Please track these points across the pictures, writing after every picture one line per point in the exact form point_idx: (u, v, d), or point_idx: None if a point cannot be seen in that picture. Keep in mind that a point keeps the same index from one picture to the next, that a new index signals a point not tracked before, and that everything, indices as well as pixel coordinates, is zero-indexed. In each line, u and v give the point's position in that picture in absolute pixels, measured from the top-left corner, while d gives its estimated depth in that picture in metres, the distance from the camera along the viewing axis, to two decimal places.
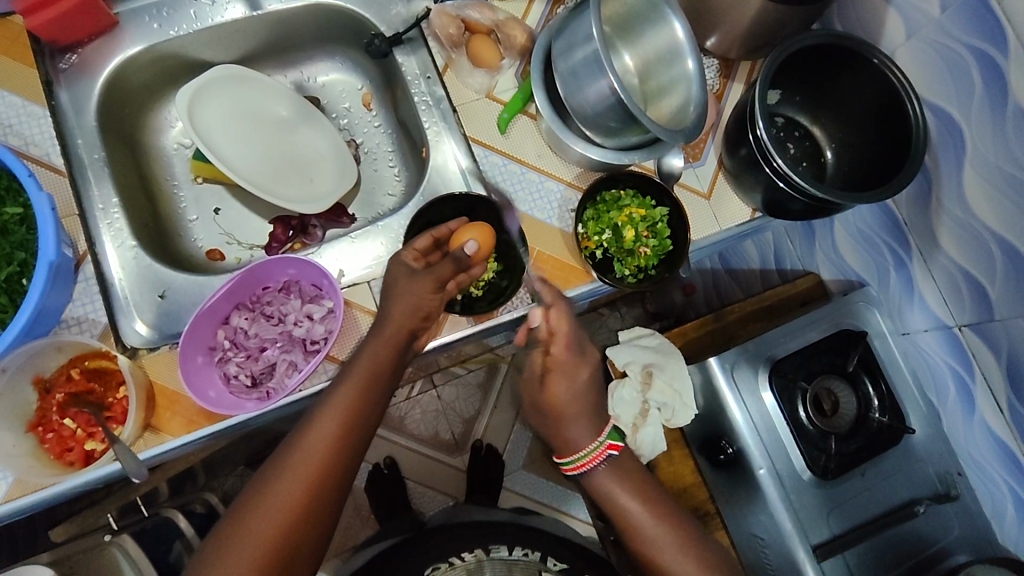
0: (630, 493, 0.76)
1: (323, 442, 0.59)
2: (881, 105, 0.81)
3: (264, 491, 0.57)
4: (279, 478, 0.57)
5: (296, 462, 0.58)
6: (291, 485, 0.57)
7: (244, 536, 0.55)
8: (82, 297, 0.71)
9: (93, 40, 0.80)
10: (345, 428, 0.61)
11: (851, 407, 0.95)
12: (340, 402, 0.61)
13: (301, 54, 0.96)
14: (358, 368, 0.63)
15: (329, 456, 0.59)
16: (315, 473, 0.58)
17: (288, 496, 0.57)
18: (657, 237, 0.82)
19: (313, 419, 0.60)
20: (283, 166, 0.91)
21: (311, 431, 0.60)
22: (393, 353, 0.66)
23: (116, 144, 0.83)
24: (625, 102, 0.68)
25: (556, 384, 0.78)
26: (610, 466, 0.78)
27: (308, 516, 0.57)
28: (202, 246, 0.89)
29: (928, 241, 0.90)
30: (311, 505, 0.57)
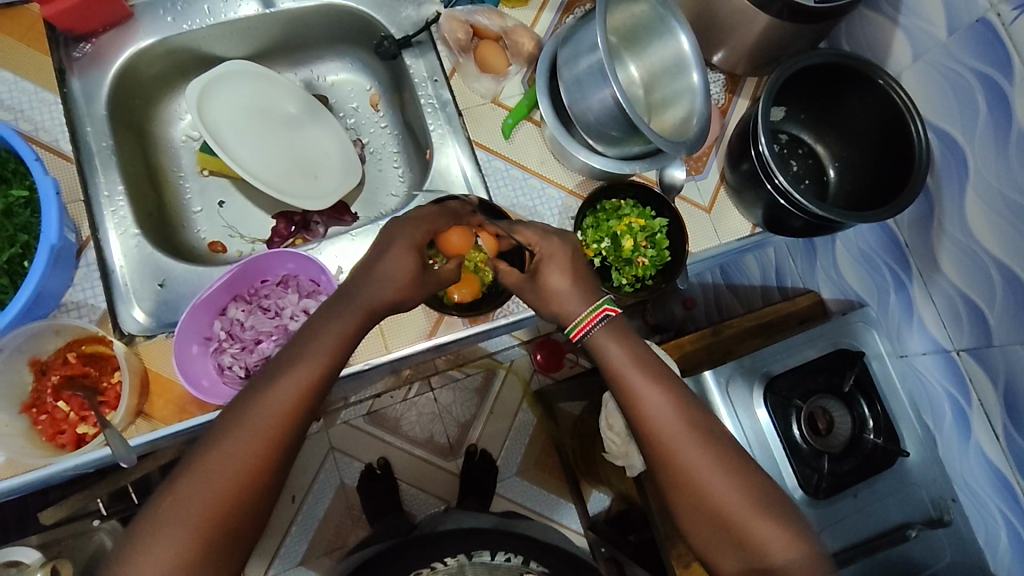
0: (626, 353, 0.67)
1: (279, 409, 0.56)
2: (884, 124, 0.81)
3: (198, 473, 0.53)
4: (227, 444, 0.54)
5: (246, 428, 0.55)
6: (232, 466, 0.53)
7: (172, 521, 0.51)
8: (83, 282, 0.72)
9: (107, 30, 0.82)
10: (292, 412, 0.57)
11: (845, 426, 0.95)
12: (287, 384, 0.57)
13: (312, 53, 0.97)
14: (315, 349, 0.60)
15: (284, 427, 0.56)
16: (255, 459, 0.54)
17: (238, 465, 0.54)
18: (656, 247, 0.82)
19: (259, 398, 0.56)
20: (288, 161, 0.92)
21: (253, 412, 0.56)
22: (351, 340, 0.62)
23: (124, 133, 0.84)
24: (628, 112, 0.68)
25: (551, 273, 0.69)
26: (607, 327, 0.68)
27: (250, 494, 0.54)
28: (205, 237, 0.90)
29: (929, 264, 0.90)
30: (262, 475, 0.54)
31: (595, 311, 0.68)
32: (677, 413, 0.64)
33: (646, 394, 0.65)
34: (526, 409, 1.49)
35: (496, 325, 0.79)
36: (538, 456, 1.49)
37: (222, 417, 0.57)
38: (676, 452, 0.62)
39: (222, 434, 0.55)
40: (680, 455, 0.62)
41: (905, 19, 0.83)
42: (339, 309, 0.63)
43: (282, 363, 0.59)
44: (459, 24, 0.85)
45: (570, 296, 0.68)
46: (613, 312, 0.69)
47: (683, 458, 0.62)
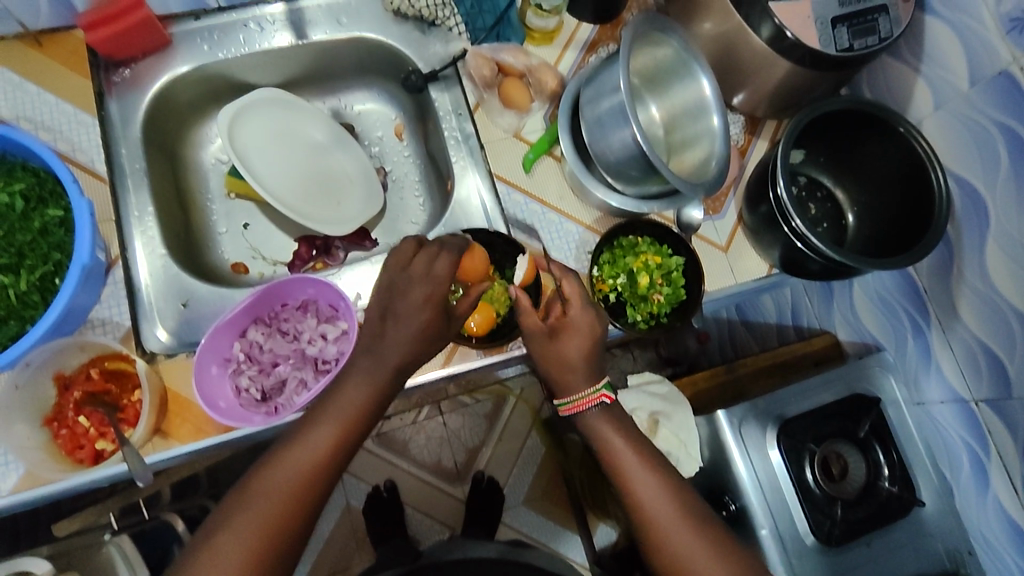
0: (619, 434, 0.69)
1: (321, 446, 0.61)
2: (904, 171, 0.81)
3: (243, 507, 0.57)
4: (273, 475, 0.59)
5: (291, 463, 0.60)
6: (275, 496, 0.58)
7: (224, 545, 0.55)
8: (110, 300, 0.74)
9: (147, 57, 0.85)
10: (309, 473, 0.60)
11: (860, 473, 0.94)
12: (306, 445, 0.61)
13: (340, 83, 0.99)
14: (337, 404, 0.63)
15: (325, 463, 0.61)
16: (292, 497, 0.58)
17: (281, 496, 0.58)
18: (672, 285, 0.81)
19: (301, 437, 0.61)
20: (313, 187, 0.94)
21: (274, 474, 0.59)
22: (377, 395, 0.65)
23: (156, 155, 0.87)
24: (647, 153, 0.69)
25: (566, 340, 0.70)
26: (603, 412, 0.70)
27: (291, 524, 0.58)
28: (229, 258, 0.92)
29: (947, 311, 0.90)
30: (302, 507, 0.59)
31: (594, 393, 0.70)
32: (671, 500, 0.65)
33: (639, 480, 0.66)
34: (536, 438, 1.49)
35: (507, 356, 0.80)
36: (546, 486, 1.48)
37: (263, 459, 0.61)
38: (666, 543, 0.63)
39: (244, 497, 0.58)
40: (667, 542, 0.63)
41: (927, 68, 0.84)
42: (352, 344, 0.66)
43: (306, 422, 0.63)
44: (483, 61, 0.87)
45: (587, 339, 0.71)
46: (607, 400, 0.70)
47: (669, 541, 0.63)
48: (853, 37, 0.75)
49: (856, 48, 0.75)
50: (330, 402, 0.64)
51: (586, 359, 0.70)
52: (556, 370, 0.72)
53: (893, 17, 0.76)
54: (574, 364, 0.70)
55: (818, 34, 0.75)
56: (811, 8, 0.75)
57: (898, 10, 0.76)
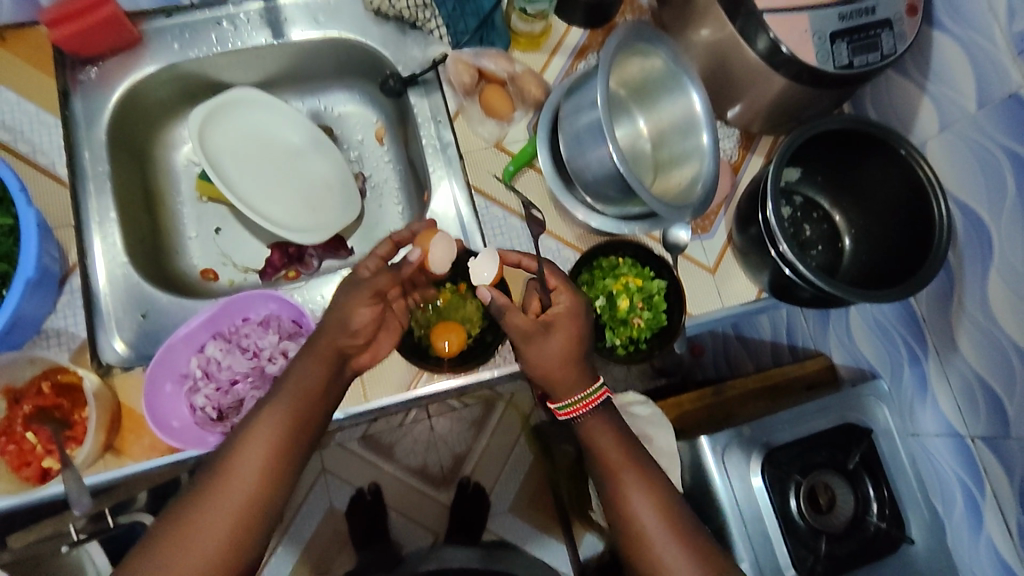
0: (613, 440, 0.68)
1: (254, 473, 0.58)
2: (905, 196, 0.76)
3: (174, 548, 0.55)
4: (203, 511, 0.56)
5: (222, 496, 0.57)
6: (211, 533, 0.55)
7: None
8: (65, 309, 0.71)
9: (114, 55, 0.81)
10: (247, 503, 0.57)
11: (848, 505, 0.90)
12: (239, 475, 0.58)
13: (320, 84, 0.95)
14: (266, 426, 0.60)
15: (259, 489, 0.58)
16: (228, 531, 0.56)
17: (215, 531, 0.55)
18: (653, 309, 0.78)
19: (231, 464, 0.58)
20: (287, 193, 0.91)
21: (206, 507, 0.56)
22: (308, 407, 0.62)
23: (124, 157, 0.83)
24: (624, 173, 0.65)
25: (558, 334, 0.67)
26: (598, 412, 0.69)
27: (233, 557, 0.56)
28: (197, 265, 0.89)
29: (947, 343, 0.86)
30: (242, 538, 0.57)
31: (597, 391, 0.69)
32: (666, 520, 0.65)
33: (635, 496, 0.65)
34: (524, 445, 1.46)
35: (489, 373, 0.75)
36: (532, 494, 1.45)
37: (192, 487, 0.58)
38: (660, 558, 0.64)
39: (173, 538, 0.55)
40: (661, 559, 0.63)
41: (933, 86, 0.79)
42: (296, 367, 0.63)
43: (234, 444, 0.59)
44: (464, 67, 0.83)
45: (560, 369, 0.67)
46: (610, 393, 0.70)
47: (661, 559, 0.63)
48: (853, 53, 0.70)
49: (856, 65, 0.70)
50: (260, 420, 0.60)
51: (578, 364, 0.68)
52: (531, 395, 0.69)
53: (897, 33, 0.71)
54: (563, 362, 0.67)
55: (816, 50, 0.70)
56: (809, 22, 0.70)
57: (903, 26, 0.71)
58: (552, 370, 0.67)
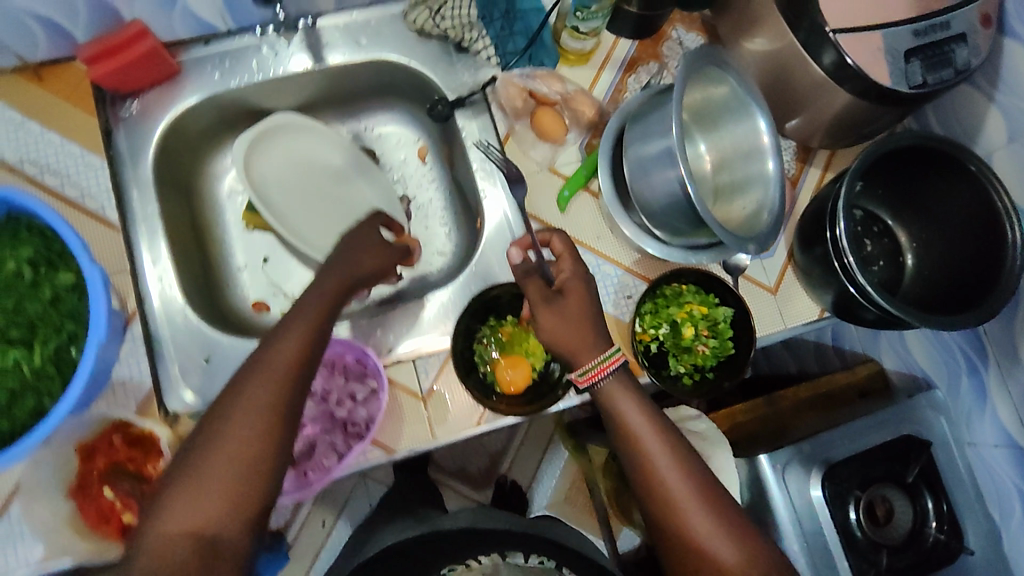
0: (638, 412, 0.64)
1: (289, 353, 0.58)
2: (974, 215, 0.74)
3: (224, 420, 0.55)
4: (246, 384, 0.56)
5: (261, 371, 0.57)
6: (253, 406, 0.55)
7: (210, 465, 0.53)
8: (129, 358, 0.70)
9: (155, 88, 0.79)
10: (279, 391, 0.56)
11: (907, 518, 0.91)
12: (262, 380, 0.56)
13: (361, 105, 0.93)
14: (299, 313, 0.61)
15: (296, 367, 0.58)
16: (270, 402, 0.56)
17: (261, 401, 0.55)
18: (718, 337, 0.76)
19: (270, 345, 0.58)
20: (333, 219, 0.90)
21: (228, 413, 0.55)
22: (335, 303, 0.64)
23: (170, 193, 0.81)
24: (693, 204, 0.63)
25: (569, 300, 0.67)
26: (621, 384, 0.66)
27: (275, 434, 0.55)
28: (249, 296, 0.87)
29: (1010, 356, 0.85)
30: (283, 413, 0.56)
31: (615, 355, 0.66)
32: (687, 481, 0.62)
33: (657, 450, 0.63)
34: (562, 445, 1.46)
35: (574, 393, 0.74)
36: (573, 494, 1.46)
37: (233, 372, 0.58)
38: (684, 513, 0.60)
39: (219, 415, 0.55)
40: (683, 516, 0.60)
41: (1002, 96, 0.76)
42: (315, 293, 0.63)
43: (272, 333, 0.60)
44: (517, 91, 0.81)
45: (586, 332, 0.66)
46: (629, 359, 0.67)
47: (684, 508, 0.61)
48: (927, 71, 0.68)
49: (931, 83, 0.68)
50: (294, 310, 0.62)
51: (596, 329, 0.67)
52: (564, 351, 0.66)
53: (972, 47, 0.68)
54: (580, 324, 0.66)
55: (889, 69, 0.67)
56: (882, 40, 0.67)
57: (978, 39, 0.68)
58: (572, 332, 0.65)
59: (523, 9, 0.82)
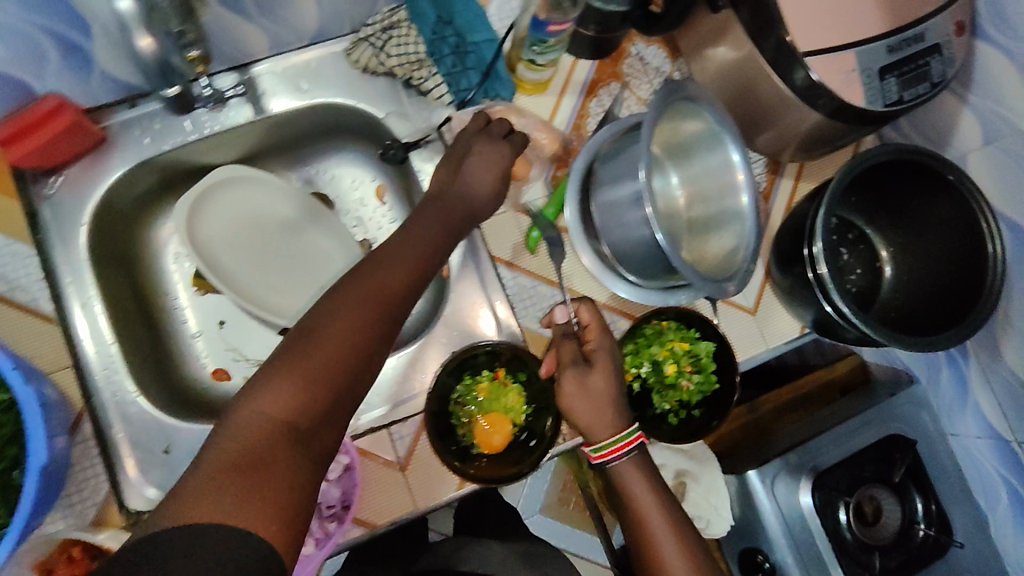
0: (647, 487, 0.66)
1: (396, 275, 0.58)
2: (952, 224, 0.73)
3: (327, 318, 0.53)
4: (351, 291, 0.55)
5: (364, 288, 0.56)
6: (355, 310, 0.54)
7: (306, 357, 0.50)
8: (83, 460, 0.66)
9: (80, 159, 0.72)
10: (381, 310, 0.55)
11: (894, 517, 0.92)
12: (374, 288, 0.56)
13: (310, 148, 0.87)
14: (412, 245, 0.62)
15: (400, 289, 0.57)
16: (366, 316, 0.54)
17: (361, 310, 0.54)
18: (701, 372, 0.74)
19: (378, 266, 0.58)
20: (292, 273, 0.85)
21: (336, 309, 0.54)
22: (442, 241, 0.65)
23: (110, 269, 0.76)
24: (665, 249, 0.59)
25: (593, 375, 0.66)
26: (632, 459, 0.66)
27: (369, 347, 0.54)
28: (207, 365, 0.82)
29: (991, 350, 0.85)
30: (379, 327, 0.55)
31: (632, 435, 0.65)
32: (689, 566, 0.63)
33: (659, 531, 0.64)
34: None
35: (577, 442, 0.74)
36: None
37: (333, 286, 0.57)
38: None
39: (323, 315, 0.53)
40: None
41: (974, 99, 0.74)
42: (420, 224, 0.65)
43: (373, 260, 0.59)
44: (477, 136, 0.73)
45: (603, 410, 0.65)
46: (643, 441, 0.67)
47: None
48: (903, 88, 0.65)
49: (906, 100, 0.66)
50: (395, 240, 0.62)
51: (615, 404, 0.66)
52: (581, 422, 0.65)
53: (947, 57, 0.66)
54: (599, 403, 0.65)
55: (864, 89, 0.64)
56: (856, 60, 0.64)
57: (952, 49, 0.66)
58: (591, 409, 0.65)
59: (475, 40, 0.75)
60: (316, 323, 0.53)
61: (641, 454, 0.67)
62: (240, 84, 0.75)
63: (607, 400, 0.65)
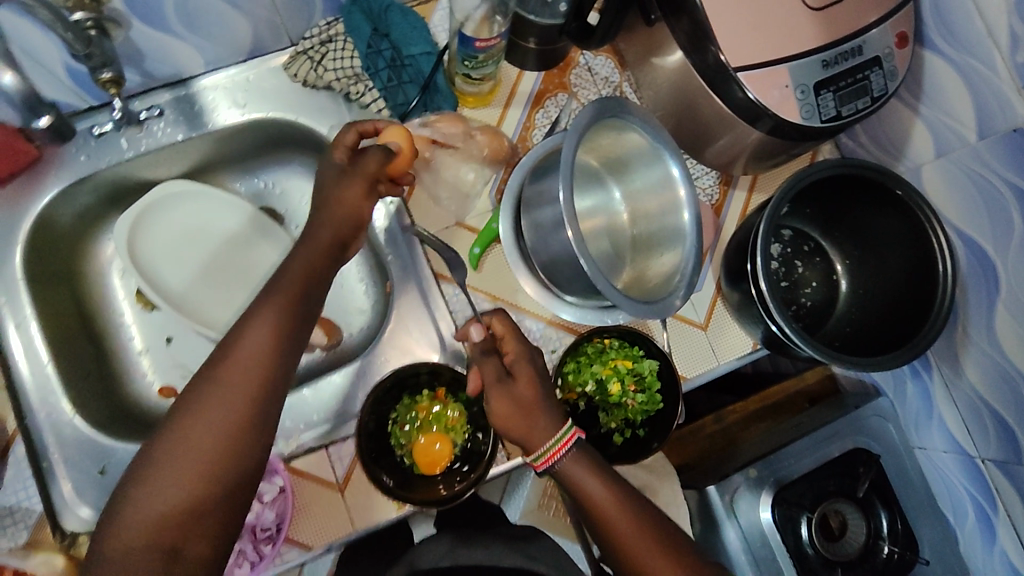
0: (605, 487, 0.61)
1: (262, 345, 0.52)
2: (905, 238, 0.71)
3: (189, 417, 0.49)
4: (217, 377, 0.50)
5: (227, 371, 0.50)
6: (222, 402, 0.49)
7: (168, 466, 0.47)
8: (14, 483, 0.67)
9: (16, 177, 0.71)
10: (254, 391, 0.51)
11: (860, 532, 0.88)
12: (244, 354, 0.51)
13: (259, 161, 0.86)
14: (277, 299, 0.54)
15: (271, 362, 0.52)
16: (237, 404, 0.50)
17: (229, 401, 0.50)
18: (646, 392, 0.72)
19: (238, 340, 0.52)
20: (238, 288, 0.84)
21: (205, 392, 0.50)
22: (317, 288, 0.57)
23: (50, 286, 0.75)
24: (589, 271, 0.58)
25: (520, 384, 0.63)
26: (579, 456, 0.62)
27: (246, 436, 0.50)
28: (153, 382, 0.81)
29: (952, 364, 0.82)
30: (257, 410, 0.51)
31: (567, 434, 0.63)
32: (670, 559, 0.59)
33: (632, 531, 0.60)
34: None
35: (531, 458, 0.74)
36: None
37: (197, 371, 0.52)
38: None
39: (183, 415, 0.49)
40: None
41: (927, 110, 0.73)
42: (296, 258, 0.57)
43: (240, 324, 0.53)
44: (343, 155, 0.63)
45: (536, 417, 0.62)
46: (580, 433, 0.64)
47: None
48: (841, 102, 0.65)
49: (845, 114, 0.65)
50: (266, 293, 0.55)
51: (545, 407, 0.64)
52: (520, 434, 0.62)
53: (887, 71, 0.65)
54: (527, 409, 0.62)
55: (799, 105, 0.63)
56: (790, 75, 0.63)
57: (893, 61, 0.65)
58: (519, 419, 0.62)
59: (410, 54, 0.75)
60: (173, 432, 0.49)
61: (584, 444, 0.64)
62: (156, 106, 0.74)
63: (539, 407, 0.63)
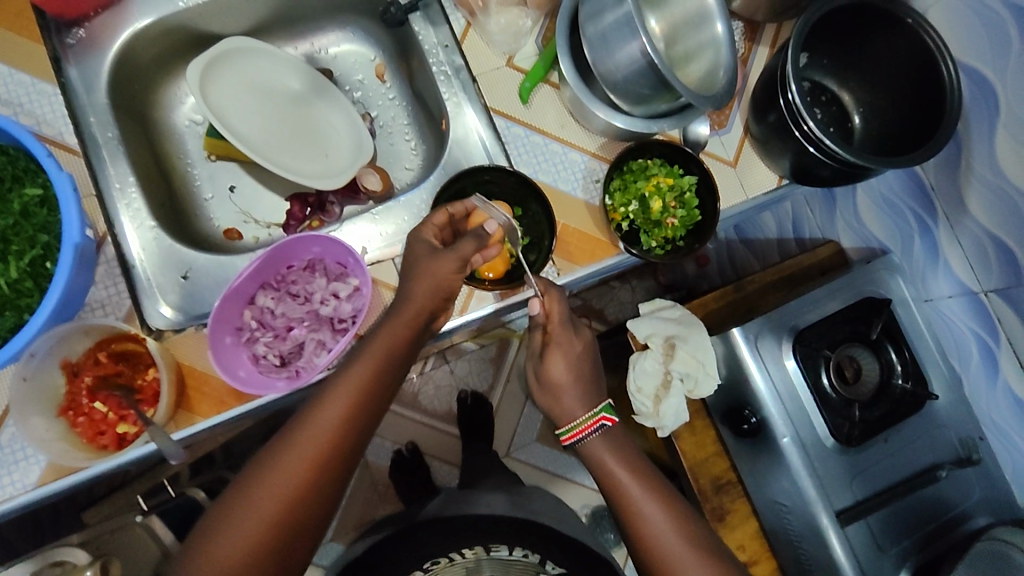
0: (627, 467, 0.69)
1: (338, 413, 0.60)
2: (913, 65, 0.79)
3: (269, 471, 0.57)
4: (296, 436, 0.59)
5: (308, 433, 0.59)
6: (300, 454, 0.58)
7: (248, 507, 0.56)
8: (105, 280, 0.70)
9: (100, 13, 0.77)
10: (327, 445, 0.59)
11: (873, 372, 0.95)
12: (309, 439, 0.59)
13: (311, 25, 0.92)
14: (356, 370, 0.62)
15: (343, 426, 0.60)
16: (311, 458, 0.58)
17: (302, 456, 0.58)
18: (685, 207, 0.81)
19: (319, 406, 0.60)
20: (298, 138, 0.89)
21: (274, 467, 0.57)
22: (392, 351, 0.64)
23: (128, 121, 0.81)
24: (657, 65, 0.66)
25: (552, 360, 0.71)
26: (602, 436, 0.71)
27: (319, 479, 0.58)
28: (219, 224, 0.87)
29: (956, 207, 0.90)
30: (328, 463, 0.59)
31: (593, 418, 0.70)
32: (682, 534, 0.66)
33: (650, 511, 0.67)
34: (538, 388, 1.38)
35: (578, 277, 0.79)
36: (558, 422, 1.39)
37: (286, 423, 0.61)
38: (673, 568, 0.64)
39: (263, 469, 0.58)
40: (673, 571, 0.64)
41: None
42: (383, 330, 0.65)
43: (320, 396, 0.62)
44: (434, 235, 0.71)
45: (569, 387, 0.71)
46: (608, 421, 0.71)
47: (671, 556, 0.65)
48: None
49: None
50: (349, 364, 0.63)
51: (579, 390, 0.71)
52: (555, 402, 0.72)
53: None
54: (571, 381, 0.71)
55: None
56: None
57: None
58: (552, 395, 0.72)
59: None
60: (256, 475, 0.58)
61: (598, 397, 0.72)
62: None
63: (574, 385, 0.71)
